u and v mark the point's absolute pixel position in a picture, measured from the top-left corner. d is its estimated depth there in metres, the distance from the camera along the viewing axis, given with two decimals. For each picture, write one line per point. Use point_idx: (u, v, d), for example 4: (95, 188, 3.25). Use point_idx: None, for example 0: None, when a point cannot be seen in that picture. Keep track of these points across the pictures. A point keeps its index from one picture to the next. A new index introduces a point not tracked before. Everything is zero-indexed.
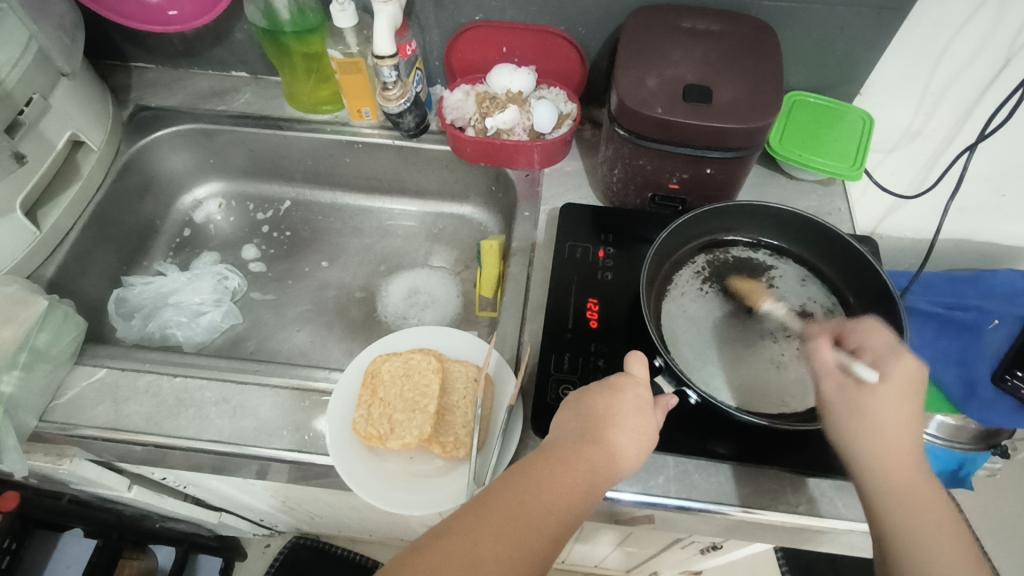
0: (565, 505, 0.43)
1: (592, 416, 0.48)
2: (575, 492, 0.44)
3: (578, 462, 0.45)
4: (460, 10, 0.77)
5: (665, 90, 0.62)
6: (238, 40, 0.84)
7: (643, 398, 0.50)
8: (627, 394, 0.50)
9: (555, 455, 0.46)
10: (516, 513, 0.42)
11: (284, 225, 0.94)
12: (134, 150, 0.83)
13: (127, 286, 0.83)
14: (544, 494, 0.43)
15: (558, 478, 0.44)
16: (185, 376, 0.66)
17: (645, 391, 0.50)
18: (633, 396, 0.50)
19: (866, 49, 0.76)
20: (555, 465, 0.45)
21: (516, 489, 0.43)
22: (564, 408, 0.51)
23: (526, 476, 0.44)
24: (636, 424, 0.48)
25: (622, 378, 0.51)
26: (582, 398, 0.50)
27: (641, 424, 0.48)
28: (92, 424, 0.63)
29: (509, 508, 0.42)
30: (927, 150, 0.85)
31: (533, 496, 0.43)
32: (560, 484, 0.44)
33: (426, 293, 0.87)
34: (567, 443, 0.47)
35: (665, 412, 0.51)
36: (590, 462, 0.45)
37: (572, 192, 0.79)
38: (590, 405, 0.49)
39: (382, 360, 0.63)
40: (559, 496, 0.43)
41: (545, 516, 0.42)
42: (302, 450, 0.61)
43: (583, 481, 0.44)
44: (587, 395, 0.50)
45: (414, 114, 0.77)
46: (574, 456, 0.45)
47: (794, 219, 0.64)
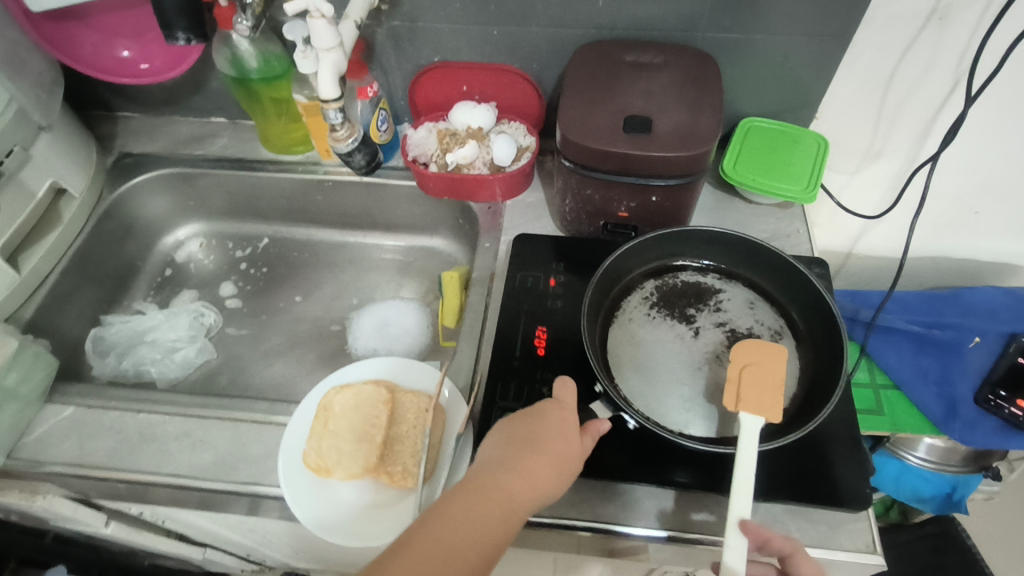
0: (484, 534, 0.43)
1: (514, 446, 0.49)
2: (494, 521, 0.44)
3: (498, 491, 0.45)
4: (419, 52, 0.80)
5: (606, 121, 0.64)
6: (213, 88, 0.89)
7: (566, 423, 0.51)
8: (547, 419, 0.51)
9: (475, 484, 0.46)
10: (436, 548, 0.41)
11: (262, 262, 0.96)
12: (115, 195, 0.87)
13: (105, 325, 0.85)
14: (463, 526, 0.43)
15: (475, 507, 0.44)
16: (149, 412, 0.67)
17: (568, 415, 0.52)
18: (555, 423, 0.51)
19: (816, 74, 0.77)
20: (473, 495, 0.45)
21: (433, 524, 0.43)
22: (490, 437, 0.52)
23: (443, 511, 0.44)
24: (557, 448, 0.49)
25: (545, 404, 0.53)
26: (506, 429, 0.51)
27: (562, 449, 0.49)
28: (58, 460, 0.65)
29: (427, 546, 0.41)
30: (889, 170, 0.86)
31: (450, 529, 0.43)
32: (480, 515, 0.44)
33: (396, 325, 0.88)
34: (487, 472, 0.47)
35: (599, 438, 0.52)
36: (509, 491, 0.46)
37: (532, 222, 0.81)
38: (512, 434, 0.51)
39: (333, 393, 0.64)
40: (477, 525, 0.43)
41: (465, 546, 0.42)
42: (257, 482, 0.62)
43: (500, 509, 0.45)
44: (508, 429, 0.51)
45: (364, 152, 0.77)
46: (494, 485, 0.46)
47: (737, 242, 0.65)
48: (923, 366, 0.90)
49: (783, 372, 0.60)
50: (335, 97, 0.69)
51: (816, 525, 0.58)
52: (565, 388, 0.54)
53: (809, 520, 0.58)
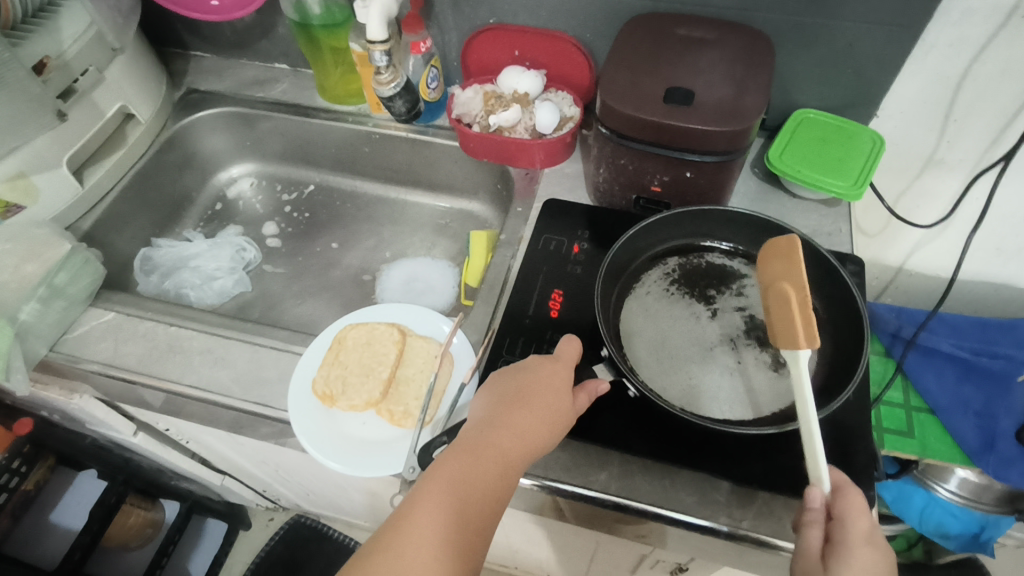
0: (482, 494, 0.45)
1: (510, 403, 0.49)
2: (491, 481, 0.45)
3: (492, 451, 0.46)
4: (476, 13, 0.81)
5: (648, 90, 0.63)
6: (280, 34, 0.92)
7: (561, 380, 0.51)
8: (539, 374, 0.51)
9: (470, 445, 0.47)
10: (438, 513, 0.43)
11: (305, 207, 1.00)
12: (178, 126, 0.92)
13: (154, 247, 0.90)
14: (460, 489, 0.44)
15: (471, 469, 0.45)
16: (180, 326, 0.71)
17: (560, 369, 0.52)
18: (550, 379, 0.51)
19: (881, 69, 0.74)
20: (468, 456, 0.46)
21: (430, 489, 0.44)
22: (483, 391, 0.52)
23: (440, 473, 0.45)
24: (551, 404, 0.49)
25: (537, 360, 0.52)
26: (501, 385, 0.51)
27: (553, 403, 0.49)
28: (95, 359, 0.69)
29: (425, 510, 0.43)
30: (952, 181, 0.81)
31: (447, 493, 0.44)
32: (475, 477, 0.45)
33: (424, 281, 0.90)
34: (482, 431, 0.48)
35: (595, 397, 0.52)
36: (503, 451, 0.46)
37: (567, 192, 0.80)
38: (503, 390, 0.51)
39: (348, 328, 0.66)
40: (474, 489, 0.45)
41: (464, 508, 0.44)
42: (268, 403, 0.65)
43: (496, 468, 0.46)
44: (502, 388, 0.51)
45: (404, 99, 0.81)
46: (487, 446, 0.46)
47: (769, 227, 0.63)
48: (965, 395, 0.85)
49: (799, 364, 0.58)
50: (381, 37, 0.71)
51: None
52: (565, 347, 0.54)
53: None
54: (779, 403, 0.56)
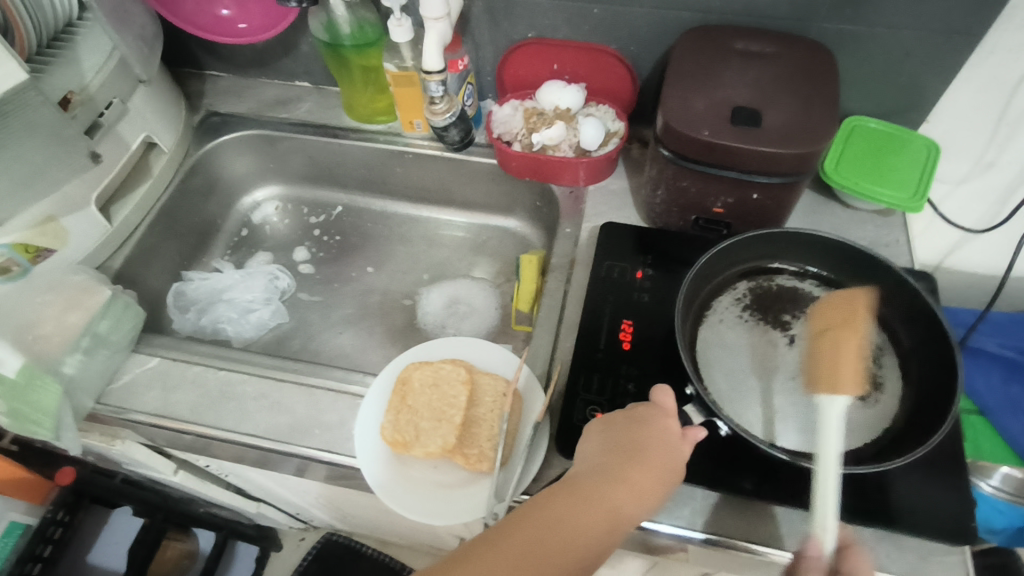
0: (586, 539, 0.43)
1: (617, 455, 0.48)
2: (597, 531, 0.43)
3: (602, 499, 0.45)
4: (514, 27, 0.78)
5: (713, 112, 0.61)
6: (303, 52, 0.88)
7: (671, 434, 0.50)
8: (652, 428, 0.50)
9: (579, 489, 0.45)
10: (539, 546, 0.41)
11: (335, 230, 0.97)
12: (201, 153, 0.88)
13: (186, 281, 0.87)
14: (564, 529, 0.43)
15: (579, 513, 0.44)
16: (230, 370, 0.69)
17: (672, 425, 0.51)
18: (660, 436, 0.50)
19: (936, 75, 0.72)
20: (577, 499, 0.45)
21: (535, 521, 0.43)
22: (590, 440, 0.51)
23: (547, 508, 0.44)
24: (661, 463, 0.48)
25: (649, 411, 0.52)
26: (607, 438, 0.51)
27: (667, 461, 0.48)
28: (144, 409, 0.66)
29: (527, 540, 0.41)
30: (998, 185, 0.80)
31: (552, 530, 0.42)
32: (581, 520, 0.43)
33: (466, 304, 0.88)
34: (592, 478, 0.46)
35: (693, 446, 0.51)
36: (612, 500, 0.45)
37: (615, 211, 0.78)
38: (615, 439, 0.50)
39: (412, 368, 0.64)
40: (579, 531, 0.43)
41: (566, 548, 0.42)
42: (334, 450, 0.63)
43: (604, 519, 0.44)
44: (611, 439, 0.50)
45: (459, 128, 0.78)
46: (598, 493, 0.45)
47: (842, 249, 0.63)
48: (1015, 395, 0.83)
49: (883, 390, 0.58)
50: (405, 40, 0.73)
51: (904, 552, 0.55)
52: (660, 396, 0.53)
53: (897, 547, 0.55)
54: (867, 434, 0.55)
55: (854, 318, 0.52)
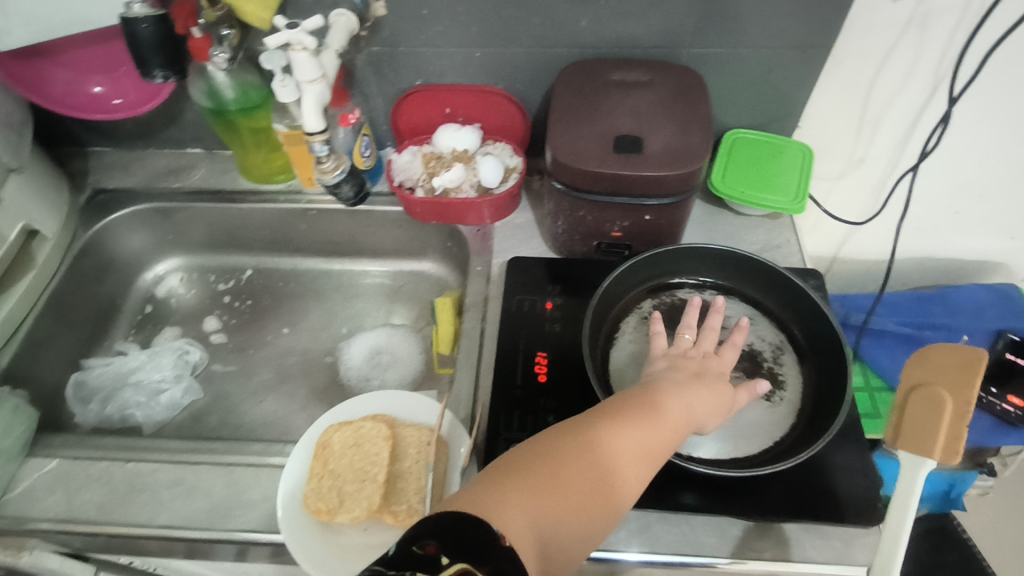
0: (663, 435, 0.48)
1: (651, 394, 0.51)
2: (672, 431, 0.49)
3: (677, 400, 0.50)
4: (401, 76, 0.79)
5: (597, 142, 0.64)
6: (189, 119, 0.87)
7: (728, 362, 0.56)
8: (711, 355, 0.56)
9: (656, 393, 0.51)
10: (617, 436, 0.47)
11: (246, 294, 0.94)
12: (90, 234, 0.84)
13: (86, 369, 0.82)
14: (642, 425, 0.48)
15: (657, 413, 0.49)
16: (137, 461, 0.65)
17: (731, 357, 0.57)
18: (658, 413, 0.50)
19: (798, 86, 0.77)
20: (654, 400, 0.50)
21: (614, 417, 0.49)
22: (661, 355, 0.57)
23: (625, 407, 0.49)
24: (696, 405, 0.51)
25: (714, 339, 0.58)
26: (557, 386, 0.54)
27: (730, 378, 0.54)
28: (44, 517, 0.61)
29: (606, 432, 0.48)
30: (872, 176, 0.87)
31: (631, 426, 0.48)
32: (658, 419, 0.49)
33: (389, 353, 0.87)
34: (592, 453, 0.46)
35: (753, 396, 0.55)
36: (686, 405, 0.50)
37: (522, 243, 0.80)
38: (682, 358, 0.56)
39: (331, 431, 0.62)
40: (657, 429, 0.48)
41: (644, 444, 0.48)
42: (256, 529, 0.60)
43: (679, 419, 0.50)
44: (585, 414, 0.49)
45: (352, 183, 0.75)
46: (675, 397, 0.51)
47: (734, 259, 0.66)
48: None
49: (785, 389, 0.61)
50: (293, 100, 0.71)
51: (828, 540, 0.57)
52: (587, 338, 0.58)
53: (821, 536, 0.57)
54: (778, 433, 0.58)
55: (964, 382, 0.53)
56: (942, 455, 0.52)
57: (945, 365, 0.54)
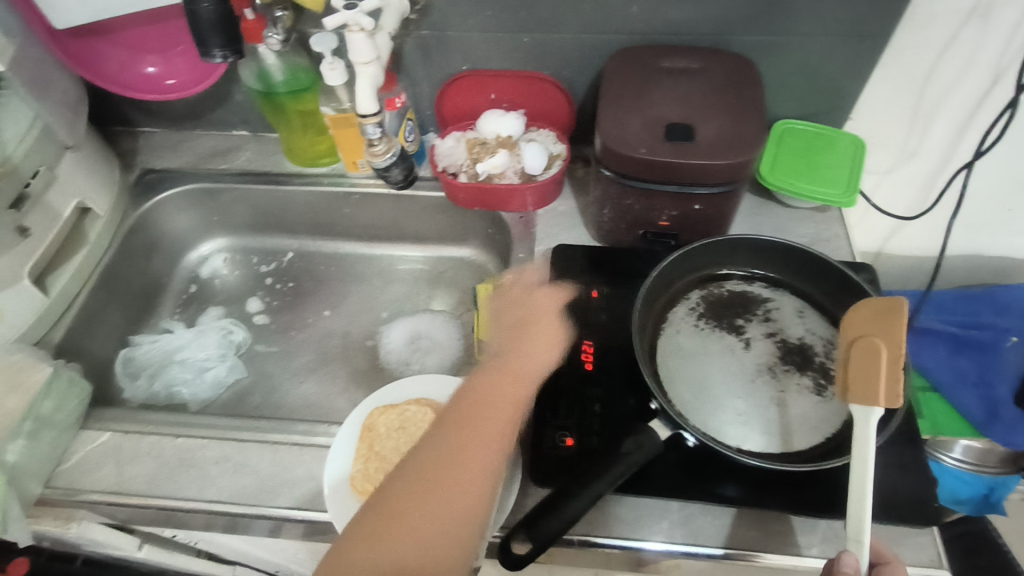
0: (478, 446, 0.49)
1: (468, 406, 0.52)
2: (486, 435, 0.50)
3: (491, 408, 0.52)
4: (448, 61, 0.79)
5: (647, 130, 0.63)
6: (237, 102, 0.87)
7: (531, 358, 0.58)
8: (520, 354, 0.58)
9: (465, 405, 0.52)
10: (461, 450, 0.49)
11: (287, 277, 0.95)
12: (139, 213, 0.86)
13: (134, 346, 0.83)
14: (478, 437, 0.50)
15: (477, 422, 0.51)
16: (187, 436, 0.66)
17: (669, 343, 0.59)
18: (476, 400, 0.53)
19: (853, 76, 0.75)
20: (463, 412, 0.51)
21: (465, 429, 0.50)
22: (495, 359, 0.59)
23: (461, 421, 0.51)
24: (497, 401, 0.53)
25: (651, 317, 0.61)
26: (514, 331, 0.62)
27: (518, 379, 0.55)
28: (99, 487, 0.63)
29: (463, 445, 0.49)
30: (923, 171, 0.85)
31: (469, 438, 0.49)
32: (473, 430, 0.50)
33: (429, 339, 0.87)
34: (450, 450, 0.48)
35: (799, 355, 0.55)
36: (484, 415, 0.51)
37: (566, 231, 0.79)
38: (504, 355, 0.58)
39: (377, 414, 0.63)
40: (471, 437, 0.50)
41: (460, 457, 0.48)
42: (302, 507, 0.61)
43: (494, 428, 0.50)
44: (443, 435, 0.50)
45: (402, 167, 0.77)
46: (485, 405, 0.52)
47: (786, 251, 0.65)
48: (960, 367, 0.87)
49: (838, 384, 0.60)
50: (340, 83, 0.72)
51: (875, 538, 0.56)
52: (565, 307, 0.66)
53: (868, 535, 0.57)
54: (828, 428, 0.57)
55: (891, 324, 0.50)
56: (887, 400, 0.49)
57: (870, 313, 0.52)
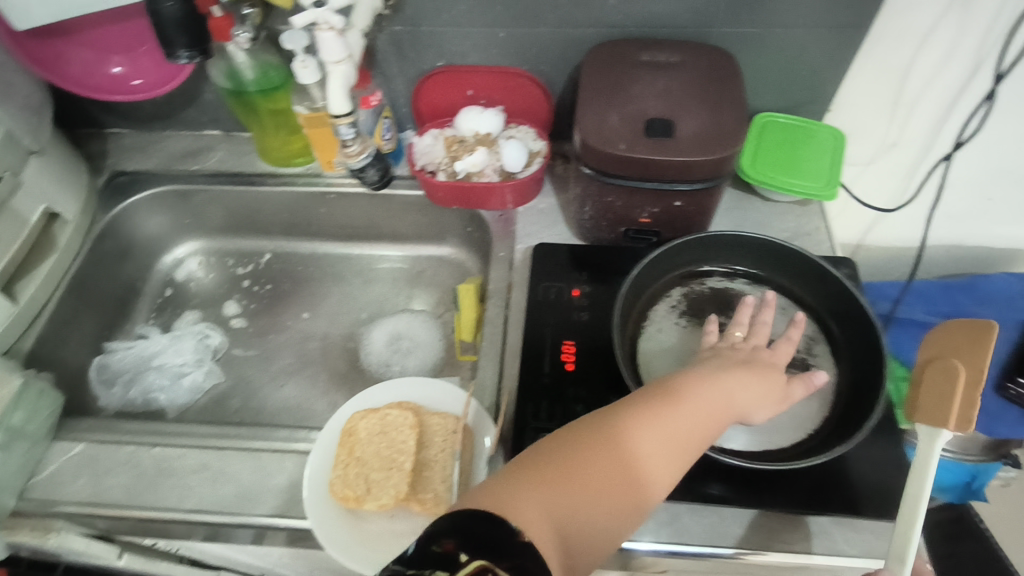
0: (663, 450, 0.45)
1: (670, 399, 0.47)
2: (673, 444, 0.46)
3: (690, 414, 0.47)
4: (423, 57, 0.78)
5: (627, 127, 0.62)
6: (208, 101, 0.86)
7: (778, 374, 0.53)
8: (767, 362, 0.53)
9: (667, 399, 0.47)
10: (643, 444, 0.45)
11: (265, 278, 0.93)
12: (110, 217, 0.84)
13: (109, 353, 0.82)
14: (663, 438, 0.45)
15: (664, 424, 0.46)
16: (163, 445, 0.65)
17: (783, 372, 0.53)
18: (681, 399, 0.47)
19: (833, 68, 0.75)
20: (664, 406, 0.47)
21: (656, 423, 0.46)
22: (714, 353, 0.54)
23: (656, 414, 0.46)
24: (721, 404, 0.48)
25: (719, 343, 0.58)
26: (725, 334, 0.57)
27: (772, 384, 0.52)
28: (72, 500, 0.62)
29: (645, 442, 0.45)
30: (904, 162, 0.85)
31: (657, 438, 0.45)
32: (667, 431, 0.46)
33: (410, 339, 0.86)
34: (626, 438, 0.45)
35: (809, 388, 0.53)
36: (683, 419, 0.47)
37: (546, 229, 0.79)
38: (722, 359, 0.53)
39: (358, 418, 0.62)
40: (659, 438, 0.45)
41: (637, 453, 0.44)
42: (282, 515, 0.60)
43: (682, 440, 0.46)
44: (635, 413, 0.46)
45: (376, 167, 0.77)
46: (685, 409, 0.47)
47: (766, 246, 0.65)
48: None
49: (820, 380, 0.60)
50: (313, 81, 0.70)
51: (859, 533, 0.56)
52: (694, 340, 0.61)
53: (854, 530, 0.56)
54: (810, 425, 0.57)
55: (975, 348, 0.49)
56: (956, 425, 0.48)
57: (957, 337, 0.50)
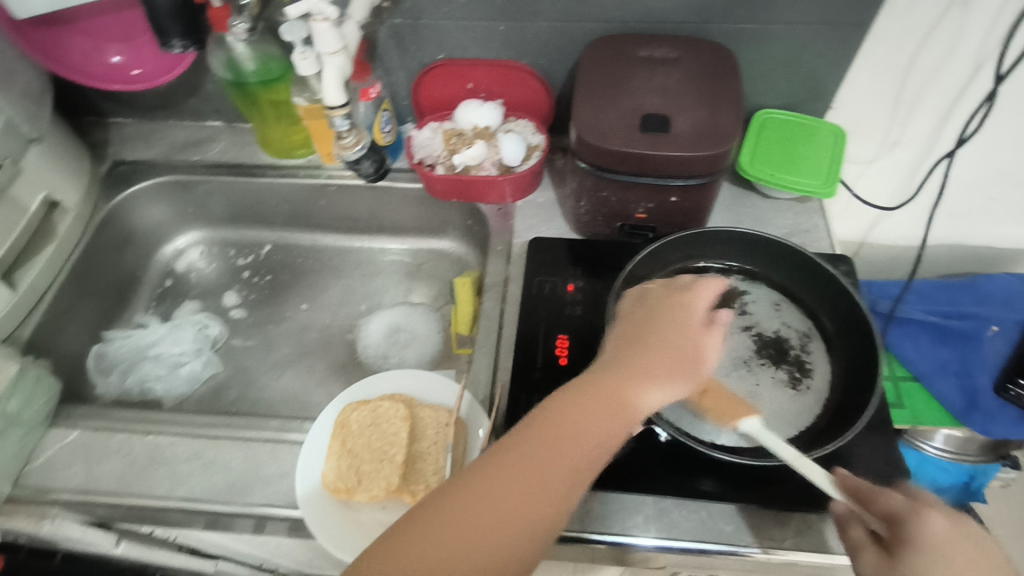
0: (593, 429, 0.43)
1: (595, 381, 0.46)
2: (602, 418, 0.44)
3: (614, 385, 0.45)
4: (423, 50, 0.78)
5: (624, 121, 0.62)
6: (209, 91, 0.86)
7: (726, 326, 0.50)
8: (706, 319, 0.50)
9: (593, 382, 0.46)
10: (570, 426, 0.43)
11: (264, 269, 0.94)
12: (111, 206, 0.84)
13: (107, 341, 0.83)
14: (591, 415, 0.44)
15: (587, 403, 0.44)
16: (158, 434, 0.66)
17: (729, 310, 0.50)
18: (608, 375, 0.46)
19: (834, 65, 0.74)
20: (590, 388, 0.45)
21: (583, 401, 0.44)
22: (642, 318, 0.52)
23: (576, 398, 0.45)
24: (653, 371, 0.46)
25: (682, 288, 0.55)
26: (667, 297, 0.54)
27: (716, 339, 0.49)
28: (67, 486, 0.63)
29: (568, 425, 0.43)
30: (906, 161, 0.84)
31: (581, 416, 0.44)
32: (593, 408, 0.44)
33: (408, 331, 0.86)
34: (548, 425, 0.43)
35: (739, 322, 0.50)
36: (609, 392, 0.45)
37: (543, 223, 0.78)
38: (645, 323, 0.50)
39: (350, 410, 0.62)
40: (584, 418, 0.44)
41: (564, 439, 0.43)
42: (275, 504, 0.61)
43: (612, 414, 0.44)
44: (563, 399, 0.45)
45: (372, 159, 0.75)
46: (613, 384, 0.45)
47: (761, 243, 0.64)
48: (943, 357, 0.85)
49: (813, 377, 0.60)
50: (313, 73, 0.69)
51: None
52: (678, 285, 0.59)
53: None
54: (802, 422, 0.57)
55: None
56: None
57: None
